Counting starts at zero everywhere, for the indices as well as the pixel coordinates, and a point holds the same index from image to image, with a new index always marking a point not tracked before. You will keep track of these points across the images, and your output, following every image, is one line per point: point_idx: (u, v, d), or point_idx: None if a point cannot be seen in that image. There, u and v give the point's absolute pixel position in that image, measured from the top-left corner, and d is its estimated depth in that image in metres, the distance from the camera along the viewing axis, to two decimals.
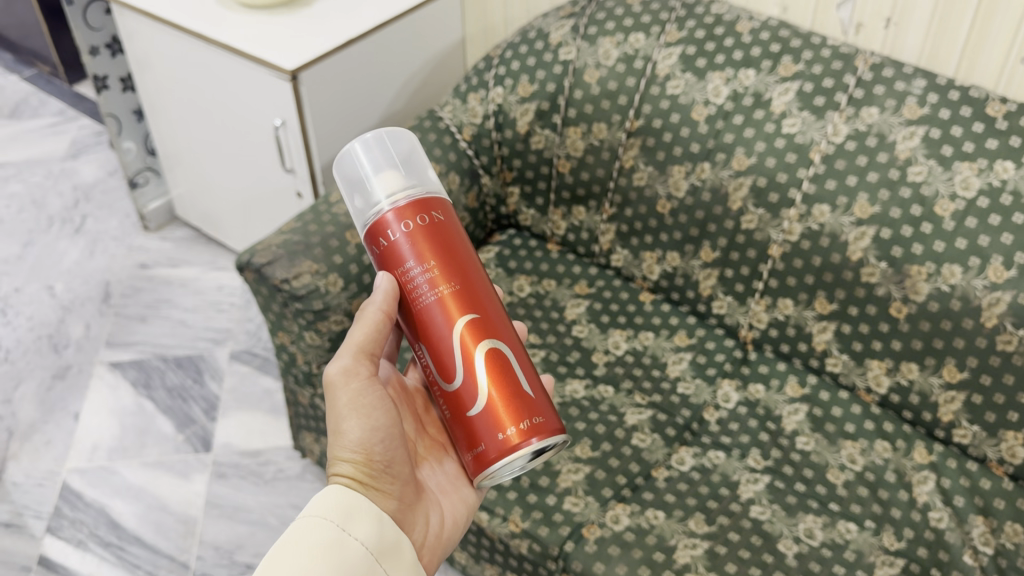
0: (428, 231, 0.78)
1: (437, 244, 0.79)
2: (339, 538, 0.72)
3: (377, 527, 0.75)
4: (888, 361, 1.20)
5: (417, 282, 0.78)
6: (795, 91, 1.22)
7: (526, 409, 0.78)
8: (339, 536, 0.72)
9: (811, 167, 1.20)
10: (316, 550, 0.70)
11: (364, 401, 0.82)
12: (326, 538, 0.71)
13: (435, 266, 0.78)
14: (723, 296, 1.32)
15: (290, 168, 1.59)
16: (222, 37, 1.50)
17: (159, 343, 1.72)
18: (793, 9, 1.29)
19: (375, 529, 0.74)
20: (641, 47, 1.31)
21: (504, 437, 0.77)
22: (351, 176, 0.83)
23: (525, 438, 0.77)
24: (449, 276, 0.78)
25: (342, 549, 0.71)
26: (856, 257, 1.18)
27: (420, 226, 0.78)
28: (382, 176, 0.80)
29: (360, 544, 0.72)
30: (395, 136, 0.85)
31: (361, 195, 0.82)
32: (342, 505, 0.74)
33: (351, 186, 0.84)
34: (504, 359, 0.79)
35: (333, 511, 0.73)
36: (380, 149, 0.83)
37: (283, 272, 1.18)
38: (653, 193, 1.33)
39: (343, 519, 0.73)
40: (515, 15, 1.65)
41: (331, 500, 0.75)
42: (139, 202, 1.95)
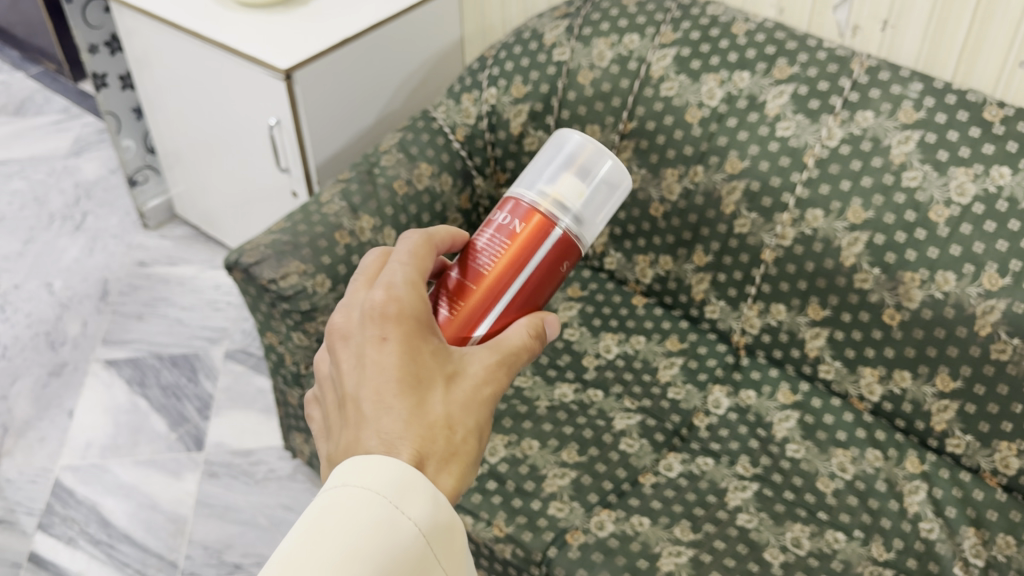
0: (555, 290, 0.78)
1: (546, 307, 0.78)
2: (387, 520, 0.52)
3: (437, 506, 0.55)
4: (881, 369, 1.18)
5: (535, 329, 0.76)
6: (790, 94, 1.20)
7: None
8: (384, 519, 0.52)
9: (804, 171, 1.19)
10: (361, 531, 0.52)
11: None
12: (370, 520, 0.52)
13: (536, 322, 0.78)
14: (715, 300, 1.31)
15: (285, 167, 1.58)
16: (218, 36, 1.49)
17: (155, 341, 1.72)
18: (790, 11, 1.28)
19: (437, 512, 0.55)
20: (635, 48, 1.30)
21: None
22: (569, 160, 0.77)
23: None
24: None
25: (394, 532, 0.52)
26: (849, 263, 1.16)
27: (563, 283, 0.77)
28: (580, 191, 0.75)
29: (413, 529, 0.53)
30: (623, 178, 0.79)
31: (546, 172, 0.76)
32: (402, 479, 0.54)
33: (555, 161, 0.77)
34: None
35: (384, 484, 0.54)
36: (600, 166, 0.77)
37: (271, 272, 1.18)
38: (646, 197, 1.32)
39: (395, 493, 0.53)
40: (513, 16, 1.64)
41: (384, 466, 0.55)
42: (138, 200, 1.95)
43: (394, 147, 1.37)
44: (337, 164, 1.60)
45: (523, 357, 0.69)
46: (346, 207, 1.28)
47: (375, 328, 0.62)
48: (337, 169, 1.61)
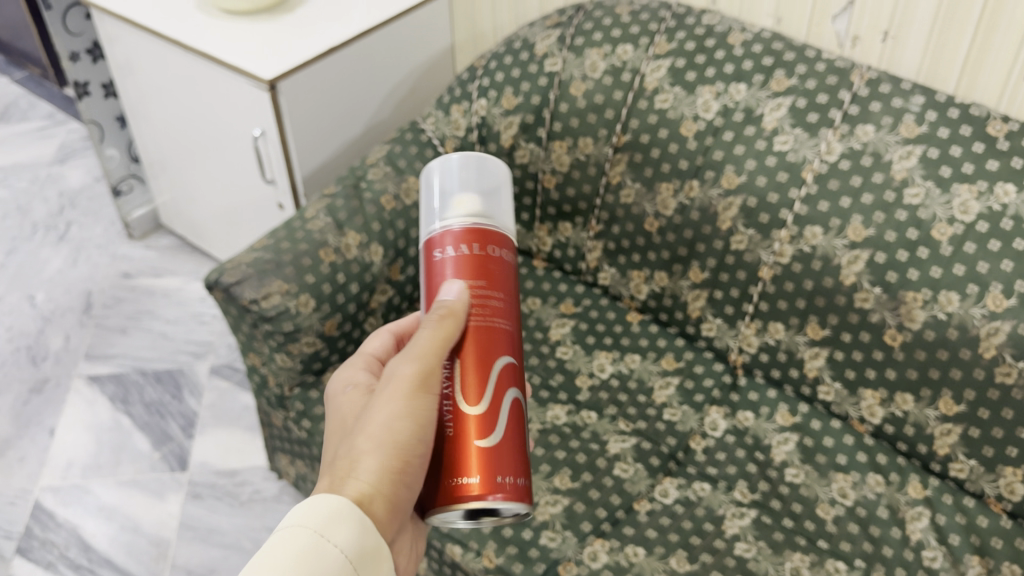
0: (488, 260, 0.70)
1: (490, 277, 0.69)
2: (315, 548, 0.59)
3: (362, 534, 0.62)
4: (882, 391, 1.15)
5: (479, 300, 0.68)
6: (787, 107, 1.17)
7: (521, 464, 0.68)
8: (315, 546, 0.59)
9: (803, 187, 1.15)
10: (292, 559, 0.58)
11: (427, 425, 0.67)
12: (303, 548, 0.59)
13: (483, 291, 0.68)
14: (712, 318, 1.27)
15: (271, 179, 1.54)
16: (201, 45, 1.46)
17: (139, 356, 1.68)
18: (787, 21, 1.24)
19: (360, 535, 0.62)
20: (628, 59, 1.27)
21: (502, 483, 0.65)
22: (432, 186, 0.76)
23: (504, 497, 0.65)
24: (491, 305, 0.69)
25: (322, 557, 0.59)
26: (849, 281, 1.13)
27: (478, 256, 0.69)
28: (456, 197, 0.72)
29: (339, 555, 0.60)
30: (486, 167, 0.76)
31: (429, 212, 0.74)
32: (328, 511, 0.62)
33: (427, 198, 0.76)
34: (516, 409, 0.68)
35: (313, 518, 0.61)
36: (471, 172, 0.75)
37: (253, 292, 1.14)
38: (640, 211, 1.29)
39: (322, 524, 0.61)
40: (504, 22, 1.60)
41: (315, 504, 0.62)
42: (122, 210, 1.90)
43: (381, 159, 1.33)
44: (323, 176, 1.56)
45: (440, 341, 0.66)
46: (331, 223, 1.24)
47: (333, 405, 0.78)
48: (324, 181, 1.57)
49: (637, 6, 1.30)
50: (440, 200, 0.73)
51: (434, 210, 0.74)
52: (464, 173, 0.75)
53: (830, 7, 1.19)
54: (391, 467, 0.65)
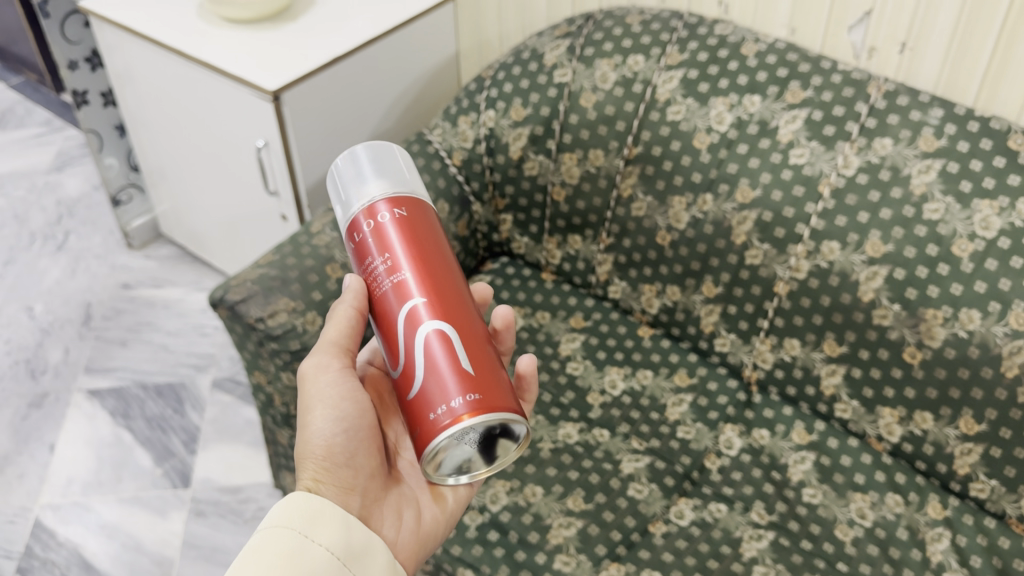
0: (408, 224, 0.78)
1: (407, 238, 0.77)
2: (303, 545, 0.71)
3: (341, 535, 0.74)
4: (900, 409, 1.13)
5: (380, 270, 0.77)
6: (803, 119, 1.15)
7: (452, 389, 0.72)
8: (302, 545, 0.71)
9: (819, 201, 1.13)
10: (281, 560, 0.70)
11: (336, 391, 0.82)
12: (291, 546, 0.71)
13: (399, 256, 0.77)
14: (726, 333, 1.25)
15: (274, 190, 1.52)
16: (202, 55, 1.43)
17: (140, 370, 1.66)
18: (801, 31, 1.22)
19: (336, 538, 0.74)
20: (639, 70, 1.24)
21: (434, 418, 0.72)
22: (341, 177, 0.82)
23: (478, 412, 0.71)
24: (408, 264, 0.77)
25: (306, 560, 0.71)
26: (868, 298, 1.11)
27: (377, 231, 0.78)
28: (367, 183, 0.80)
29: (322, 555, 0.72)
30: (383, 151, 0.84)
31: (350, 200, 0.81)
32: (310, 518, 0.74)
33: (338, 191, 0.83)
34: (465, 339, 0.75)
35: (299, 525, 0.72)
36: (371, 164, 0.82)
37: (258, 310, 1.12)
38: (652, 224, 1.26)
39: (306, 527, 0.73)
40: (511, 30, 1.57)
41: (297, 507, 0.74)
42: (121, 219, 1.88)
43: None
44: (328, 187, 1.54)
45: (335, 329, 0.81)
46: (338, 238, 1.22)
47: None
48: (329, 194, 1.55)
49: (648, 16, 1.28)
50: (355, 185, 0.81)
51: (350, 199, 0.81)
52: (374, 158, 0.82)
53: (847, 18, 1.16)
54: (317, 447, 0.81)
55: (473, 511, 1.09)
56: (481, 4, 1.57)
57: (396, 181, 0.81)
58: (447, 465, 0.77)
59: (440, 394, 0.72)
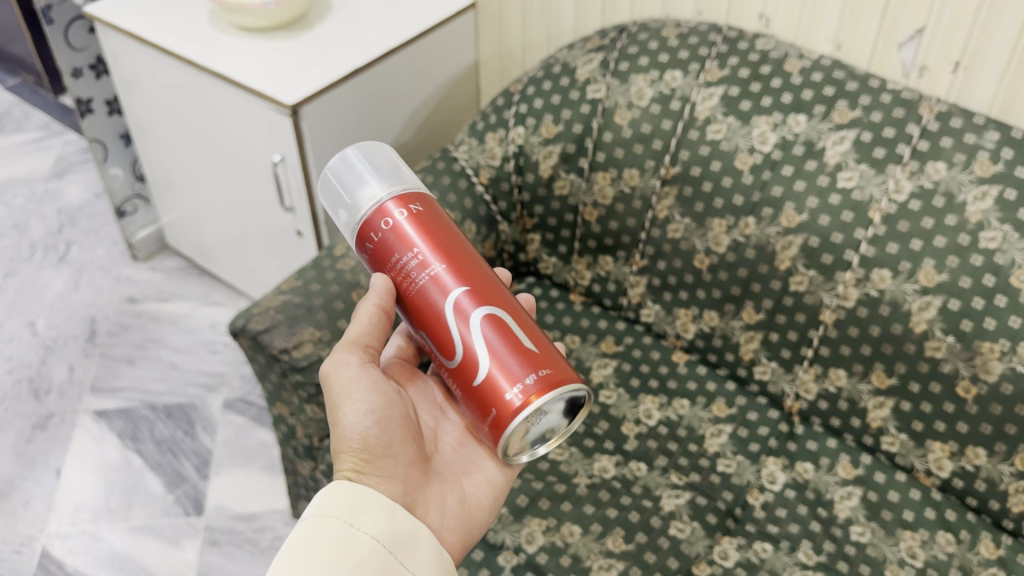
0: (425, 217, 0.76)
1: (429, 231, 0.75)
2: (348, 532, 0.70)
3: (387, 522, 0.73)
4: (952, 444, 1.08)
5: (411, 265, 0.75)
6: (851, 140, 1.10)
7: (519, 368, 0.73)
8: (347, 532, 0.70)
9: (869, 227, 1.09)
10: (329, 544, 0.69)
11: (359, 386, 0.80)
12: (335, 533, 0.70)
13: (425, 250, 0.74)
14: (766, 361, 1.20)
15: (289, 206, 1.46)
16: (216, 65, 1.37)
17: (148, 389, 1.60)
18: (848, 47, 1.17)
19: (379, 517, 0.73)
20: (677, 86, 1.19)
21: (510, 400, 0.72)
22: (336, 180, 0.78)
23: (549, 387, 0.72)
24: (438, 255, 0.75)
25: (354, 540, 0.70)
26: (920, 329, 1.06)
27: (395, 227, 0.75)
28: (368, 186, 0.76)
29: (367, 536, 0.71)
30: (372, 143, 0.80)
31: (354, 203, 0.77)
32: (352, 502, 0.73)
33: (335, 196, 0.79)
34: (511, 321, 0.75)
35: (340, 509, 0.72)
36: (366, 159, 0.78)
37: (283, 340, 1.06)
38: (689, 247, 1.22)
39: (351, 514, 0.72)
40: (534, 40, 1.51)
41: (343, 495, 0.73)
42: (126, 230, 1.81)
43: None
44: None
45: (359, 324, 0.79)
46: None
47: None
48: None
49: (685, 29, 1.23)
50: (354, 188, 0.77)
51: (350, 203, 0.77)
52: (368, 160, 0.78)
53: (897, 35, 1.12)
54: (354, 441, 0.78)
55: (508, 553, 1.04)
56: (503, 10, 1.51)
57: (395, 177, 0.77)
58: (530, 436, 0.80)
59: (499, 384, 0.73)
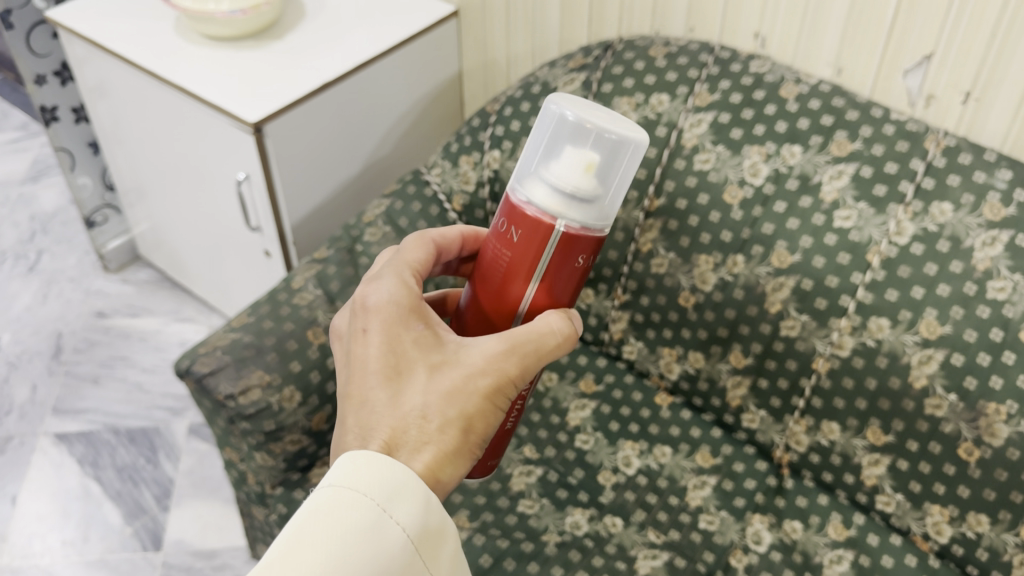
0: None
1: None
2: (375, 522, 0.60)
3: (422, 514, 0.63)
4: (952, 508, 0.99)
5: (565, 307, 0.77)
6: (850, 175, 1.01)
7: None
8: (378, 521, 0.60)
9: (867, 271, 1.00)
10: (353, 531, 0.59)
11: (495, 406, 0.70)
12: (361, 522, 0.60)
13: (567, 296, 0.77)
14: (755, 409, 1.12)
15: (256, 225, 1.38)
16: (179, 78, 1.29)
17: (112, 412, 1.53)
18: (849, 72, 1.08)
19: (421, 512, 0.63)
20: (663, 111, 1.11)
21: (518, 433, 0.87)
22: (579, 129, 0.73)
23: None
24: None
25: (381, 535, 0.60)
26: (919, 384, 0.98)
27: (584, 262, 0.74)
28: (595, 165, 0.68)
29: (399, 532, 0.61)
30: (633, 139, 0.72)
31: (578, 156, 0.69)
32: (395, 483, 0.62)
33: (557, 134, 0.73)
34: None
35: (377, 489, 0.61)
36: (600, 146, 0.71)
37: (229, 385, 0.99)
38: (674, 283, 1.13)
39: (385, 497, 0.61)
40: (520, 53, 1.42)
41: (380, 470, 0.62)
42: (96, 241, 1.74)
43: (380, 218, 1.17)
44: (315, 229, 1.41)
45: (540, 346, 0.70)
46: (323, 296, 1.09)
47: (371, 320, 0.71)
48: (317, 237, 1.42)
49: (674, 48, 1.14)
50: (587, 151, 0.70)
51: (565, 157, 0.69)
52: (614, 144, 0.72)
53: (902, 61, 1.03)
54: (466, 449, 0.69)
55: None
56: (487, 19, 1.42)
57: (608, 192, 0.71)
58: None
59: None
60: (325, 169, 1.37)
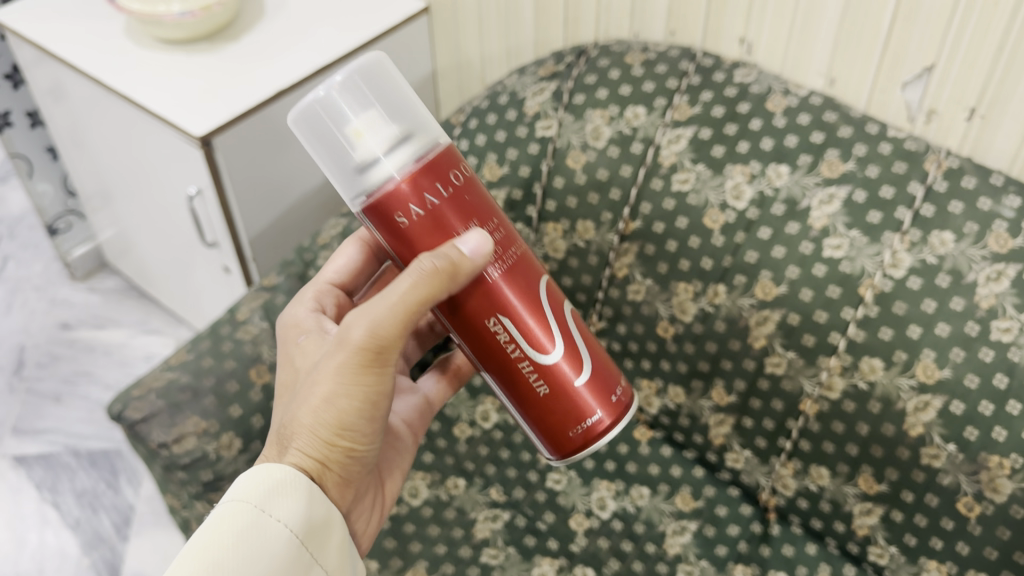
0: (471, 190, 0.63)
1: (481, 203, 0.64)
2: (254, 522, 0.59)
3: (305, 509, 0.62)
4: (951, 565, 0.90)
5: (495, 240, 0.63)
6: (841, 200, 0.92)
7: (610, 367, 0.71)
8: (257, 522, 0.59)
9: (859, 307, 0.91)
10: (231, 537, 0.58)
11: (356, 383, 0.63)
12: (241, 526, 0.58)
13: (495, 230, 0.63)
14: (739, 448, 1.03)
15: (211, 241, 1.30)
16: (124, 87, 1.20)
17: (73, 433, 1.47)
18: (842, 83, 0.98)
19: (302, 506, 0.62)
20: (639, 125, 1.02)
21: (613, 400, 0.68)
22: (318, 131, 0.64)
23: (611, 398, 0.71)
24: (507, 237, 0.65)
25: (262, 533, 0.59)
26: (915, 432, 0.89)
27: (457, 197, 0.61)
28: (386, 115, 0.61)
29: (282, 528, 0.60)
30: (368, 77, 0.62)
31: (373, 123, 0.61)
32: (273, 483, 0.61)
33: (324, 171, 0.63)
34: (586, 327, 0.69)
35: (253, 492, 0.61)
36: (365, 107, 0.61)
37: (162, 433, 0.91)
38: (652, 312, 1.04)
39: (263, 498, 0.60)
40: (493, 54, 1.32)
41: (259, 475, 0.62)
42: (60, 249, 1.67)
43: (335, 239, 1.09)
44: (275, 243, 1.33)
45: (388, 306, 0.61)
46: (269, 329, 1.01)
47: (287, 350, 0.76)
48: (278, 253, 1.34)
49: (653, 55, 1.05)
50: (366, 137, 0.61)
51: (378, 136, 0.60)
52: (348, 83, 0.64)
53: (900, 72, 0.93)
54: (332, 441, 0.64)
55: None
56: (458, 17, 1.32)
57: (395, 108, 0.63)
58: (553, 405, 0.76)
59: (601, 394, 0.67)
60: (284, 181, 1.28)
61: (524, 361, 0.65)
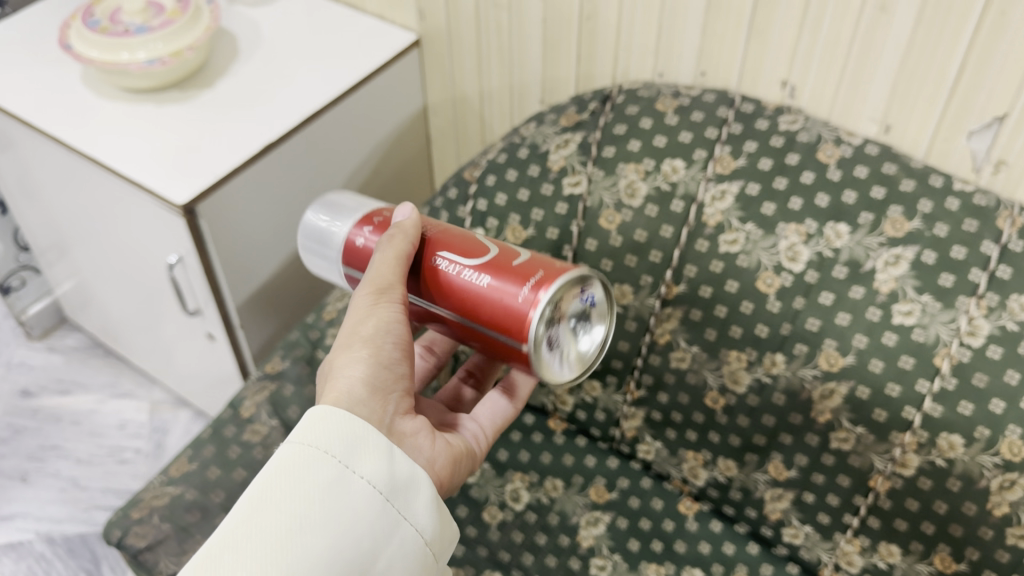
0: None
1: None
2: (336, 479, 0.56)
3: (389, 462, 0.58)
4: None
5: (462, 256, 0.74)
6: (909, 261, 0.84)
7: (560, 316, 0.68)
8: (340, 476, 0.56)
9: (936, 379, 0.84)
10: (310, 494, 0.55)
11: (371, 321, 0.63)
12: (322, 480, 0.56)
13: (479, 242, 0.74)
14: (798, 523, 0.95)
15: (194, 309, 1.17)
16: (88, 147, 1.07)
17: (46, 516, 1.34)
18: (898, 130, 0.91)
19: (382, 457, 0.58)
20: (679, 179, 0.93)
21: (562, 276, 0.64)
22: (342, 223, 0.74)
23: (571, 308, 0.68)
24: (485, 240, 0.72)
25: (344, 490, 0.56)
26: (1000, 511, 0.83)
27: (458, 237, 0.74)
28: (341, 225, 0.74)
29: (364, 485, 0.56)
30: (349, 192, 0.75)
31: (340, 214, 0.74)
32: (352, 431, 0.58)
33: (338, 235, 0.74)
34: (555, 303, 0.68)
35: (335, 442, 0.57)
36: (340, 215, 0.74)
37: (171, 562, 0.81)
38: (698, 381, 0.96)
39: (346, 452, 0.57)
40: (494, 90, 1.22)
41: (336, 423, 0.58)
42: (14, 307, 1.52)
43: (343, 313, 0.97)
44: (262, 305, 1.21)
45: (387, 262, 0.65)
46: (280, 427, 0.90)
47: None
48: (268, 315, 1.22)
49: (687, 100, 0.96)
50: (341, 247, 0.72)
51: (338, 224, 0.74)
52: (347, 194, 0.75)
53: (967, 121, 0.86)
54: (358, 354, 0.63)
55: None
56: (454, 51, 1.21)
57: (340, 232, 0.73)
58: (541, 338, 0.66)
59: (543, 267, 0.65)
60: (272, 242, 1.16)
61: (466, 270, 0.65)
